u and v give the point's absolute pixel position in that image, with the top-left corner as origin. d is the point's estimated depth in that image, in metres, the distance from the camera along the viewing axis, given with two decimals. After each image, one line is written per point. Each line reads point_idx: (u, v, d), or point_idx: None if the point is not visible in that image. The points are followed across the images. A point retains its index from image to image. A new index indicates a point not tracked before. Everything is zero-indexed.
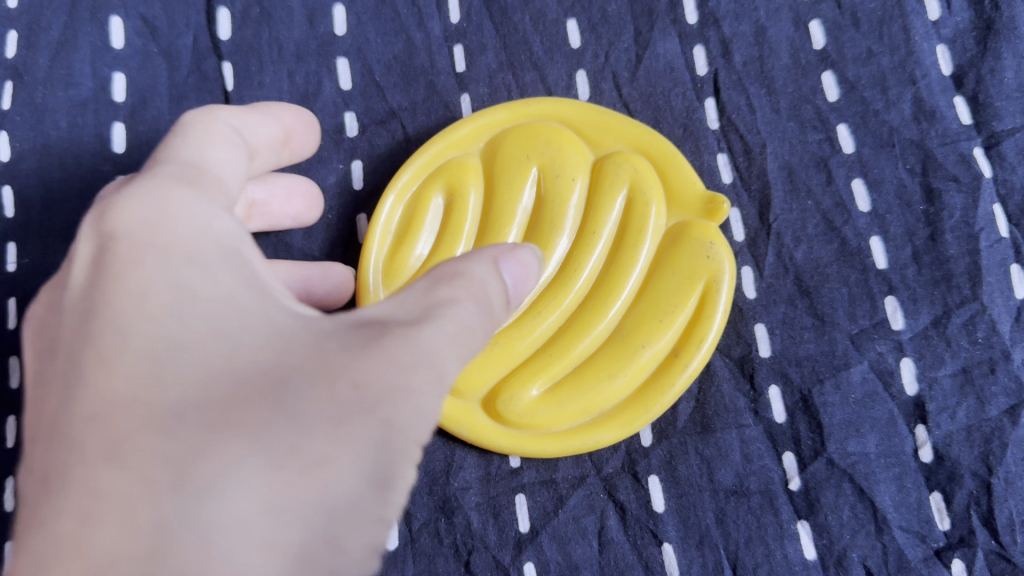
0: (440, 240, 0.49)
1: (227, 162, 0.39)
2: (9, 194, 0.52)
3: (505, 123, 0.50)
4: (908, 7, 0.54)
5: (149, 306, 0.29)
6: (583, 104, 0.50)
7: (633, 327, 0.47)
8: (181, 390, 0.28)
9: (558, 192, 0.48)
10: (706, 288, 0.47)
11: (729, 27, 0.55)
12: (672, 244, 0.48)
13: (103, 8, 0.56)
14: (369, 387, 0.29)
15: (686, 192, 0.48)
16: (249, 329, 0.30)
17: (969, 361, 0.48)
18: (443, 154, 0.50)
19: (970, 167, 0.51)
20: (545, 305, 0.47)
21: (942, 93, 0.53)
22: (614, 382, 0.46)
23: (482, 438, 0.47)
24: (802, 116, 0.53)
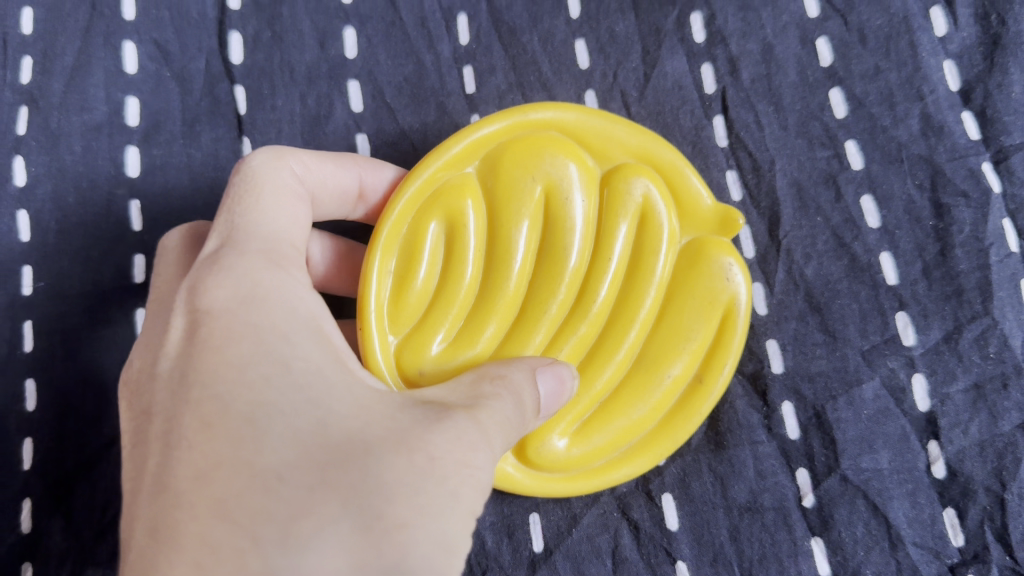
0: (446, 272, 0.47)
1: (293, 217, 0.43)
2: (26, 219, 0.53)
3: (502, 135, 0.47)
4: (915, 23, 0.54)
5: (250, 378, 0.33)
6: (583, 109, 0.48)
7: (655, 357, 0.47)
8: (278, 456, 0.31)
9: (569, 217, 0.47)
10: (724, 312, 0.47)
11: (737, 45, 0.55)
12: (687, 263, 0.48)
13: (116, 34, 0.56)
14: (444, 458, 0.33)
15: (696, 209, 0.48)
16: (338, 402, 0.34)
17: (980, 376, 0.48)
18: (437, 175, 0.47)
19: (979, 182, 0.51)
20: (563, 339, 0.47)
21: (950, 109, 0.53)
22: (639, 414, 0.47)
23: (512, 487, 0.46)
24: (810, 134, 0.53)
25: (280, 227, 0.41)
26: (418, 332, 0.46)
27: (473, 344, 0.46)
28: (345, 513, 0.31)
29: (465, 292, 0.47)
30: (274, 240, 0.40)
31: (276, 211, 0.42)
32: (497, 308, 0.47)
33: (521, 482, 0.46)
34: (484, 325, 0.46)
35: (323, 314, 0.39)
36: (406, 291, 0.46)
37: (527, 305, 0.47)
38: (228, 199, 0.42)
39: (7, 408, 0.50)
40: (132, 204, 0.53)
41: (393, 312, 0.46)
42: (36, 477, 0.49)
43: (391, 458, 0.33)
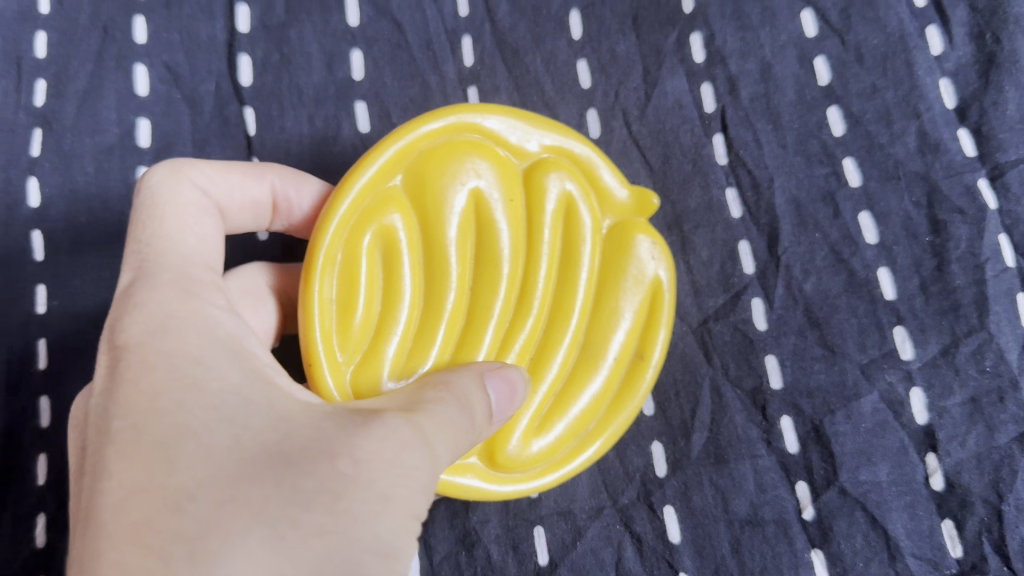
0: (386, 289, 0.45)
1: (199, 234, 0.44)
2: (39, 238, 0.54)
3: (422, 144, 0.46)
4: (911, 43, 0.56)
5: (162, 404, 0.35)
6: (496, 108, 0.46)
7: (597, 343, 0.48)
8: (188, 476, 0.32)
9: (500, 218, 0.46)
10: (655, 289, 0.48)
11: (736, 65, 0.56)
12: (611, 246, 0.49)
13: (127, 56, 0.58)
14: (370, 462, 0.34)
15: (612, 192, 0.49)
16: (257, 417, 0.35)
17: (977, 390, 0.49)
18: (362, 195, 0.44)
19: (975, 198, 0.52)
20: (512, 339, 0.47)
21: (946, 126, 0.54)
22: (588, 401, 0.48)
23: (487, 496, 0.46)
24: (809, 151, 0.54)
25: (187, 247, 0.43)
26: (368, 352, 0.44)
27: (427, 357, 0.45)
28: (258, 523, 0.31)
29: (410, 308, 0.45)
30: (188, 261, 0.42)
31: (183, 230, 0.43)
32: (443, 320, 0.46)
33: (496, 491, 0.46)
34: (434, 334, 0.45)
35: (243, 332, 0.40)
36: (350, 317, 0.44)
37: (469, 308, 0.47)
38: (133, 224, 0.43)
39: (21, 425, 0.51)
40: None
41: (339, 339, 0.44)
42: (50, 491, 0.51)
43: (314, 464, 0.33)
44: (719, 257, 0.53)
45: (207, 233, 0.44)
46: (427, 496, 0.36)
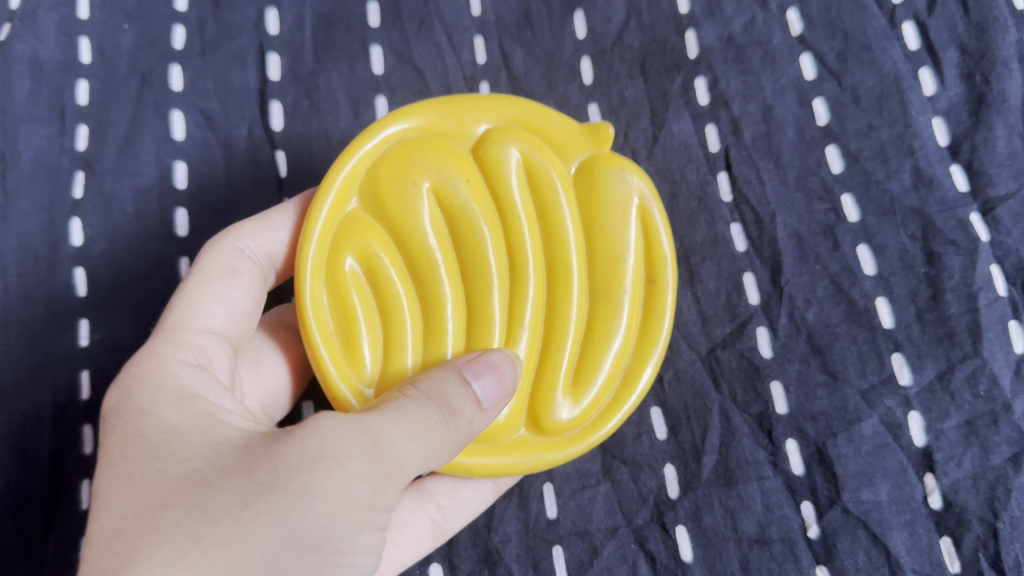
0: (382, 304, 0.48)
1: (227, 298, 0.50)
2: (82, 275, 0.58)
3: (364, 164, 0.49)
4: (905, 84, 0.59)
5: (119, 454, 0.40)
6: (414, 110, 0.49)
7: (605, 293, 0.51)
8: (127, 513, 0.37)
9: (466, 200, 0.49)
10: (642, 215, 0.51)
11: (738, 107, 0.59)
12: (587, 185, 0.51)
13: (165, 103, 0.62)
14: (295, 464, 0.37)
15: (566, 135, 0.51)
16: (194, 445, 0.39)
17: (972, 413, 0.52)
18: (325, 230, 0.48)
19: (968, 231, 0.55)
20: (519, 310, 0.49)
21: (940, 162, 0.57)
22: (613, 346, 0.51)
23: (549, 463, 0.49)
24: (809, 188, 0.57)
25: (211, 313, 0.49)
26: (387, 358, 0.47)
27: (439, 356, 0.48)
28: (175, 539, 0.35)
29: (410, 312, 0.48)
30: (185, 321, 0.48)
31: (205, 292, 0.49)
32: (447, 313, 0.48)
33: (553, 455, 0.49)
34: (446, 320, 0.48)
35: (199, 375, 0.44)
36: (354, 338, 0.47)
37: (470, 290, 0.49)
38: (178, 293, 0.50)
39: (66, 452, 0.56)
40: (181, 262, 0.59)
41: (352, 362, 0.47)
42: None
43: (231, 481, 0.37)
44: (724, 288, 0.56)
45: (234, 296, 0.50)
46: (376, 484, 0.38)
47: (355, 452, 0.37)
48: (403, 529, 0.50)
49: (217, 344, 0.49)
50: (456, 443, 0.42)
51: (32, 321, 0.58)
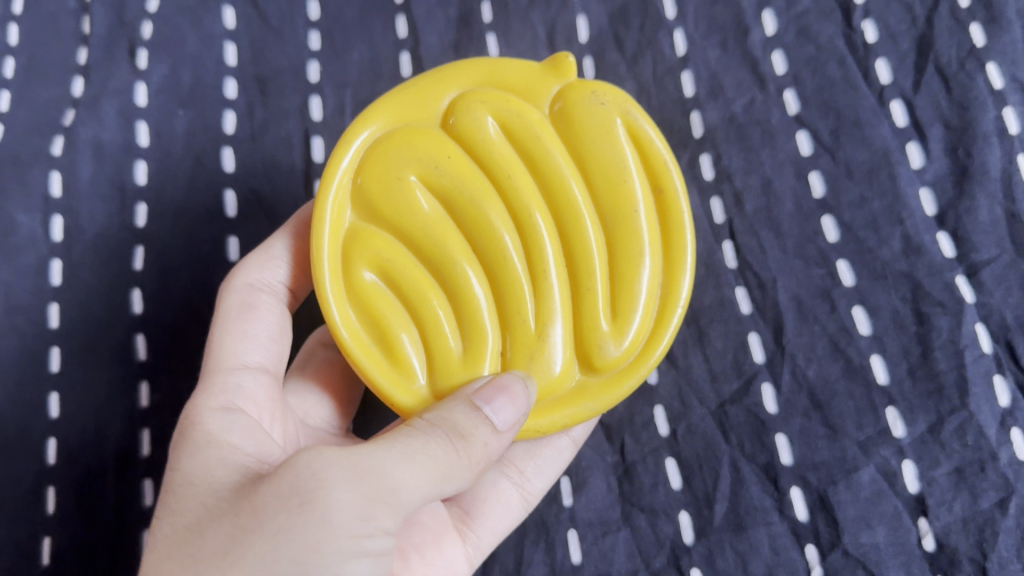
0: (408, 297, 0.55)
1: (247, 330, 0.58)
2: (142, 341, 0.66)
3: (349, 180, 0.56)
4: (894, 158, 0.64)
5: (161, 509, 0.48)
6: (371, 118, 0.56)
7: (620, 225, 0.56)
8: (156, 560, 0.45)
9: (453, 175, 0.55)
10: (630, 130, 0.57)
11: (740, 181, 0.65)
12: (566, 122, 0.57)
13: (217, 184, 0.69)
14: (276, 504, 0.43)
15: (530, 78, 0.57)
16: (203, 494, 0.47)
17: (961, 461, 0.57)
18: (331, 253, 0.55)
19: (954, 292, 0.60)
20: (540, 262, 0.55)
21: (927, 231, 0.62)
22: (642, 269, 0.56)
23: (611, 400, 0.55)
24: (807, 255, 0.62)
25: (232, 346, 0.57)
26: (432, 343, 0.54)
27: (475, 330, 0.54)
28: None
29: (437, 296, 0.55)
30: (216, 363, 0.56)
31: (231, 332, 0.58)
32: (471, 281, 0.55)
33: (613, 393, 0.55)
34: (474, 289, 0.55)
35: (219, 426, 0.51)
36: (392, 340, 0.54)
37: (487, 258, 0.55)
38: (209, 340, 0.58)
39: (129, 503, 0.64)
40: None
41: (400, 368, 0.54)
42: None
43: (221, 528, 0.43)
44: (731, 347, 0.61)
45: (253, 326, 0.59)
46: (359, 510, 0.43)
47: (330, 485, 0.43)
48: (490, 499, 0.58)
49: (245, 377, 0.56)
50: (465, 464, 0.47)
51: (95, 382, 0.65)
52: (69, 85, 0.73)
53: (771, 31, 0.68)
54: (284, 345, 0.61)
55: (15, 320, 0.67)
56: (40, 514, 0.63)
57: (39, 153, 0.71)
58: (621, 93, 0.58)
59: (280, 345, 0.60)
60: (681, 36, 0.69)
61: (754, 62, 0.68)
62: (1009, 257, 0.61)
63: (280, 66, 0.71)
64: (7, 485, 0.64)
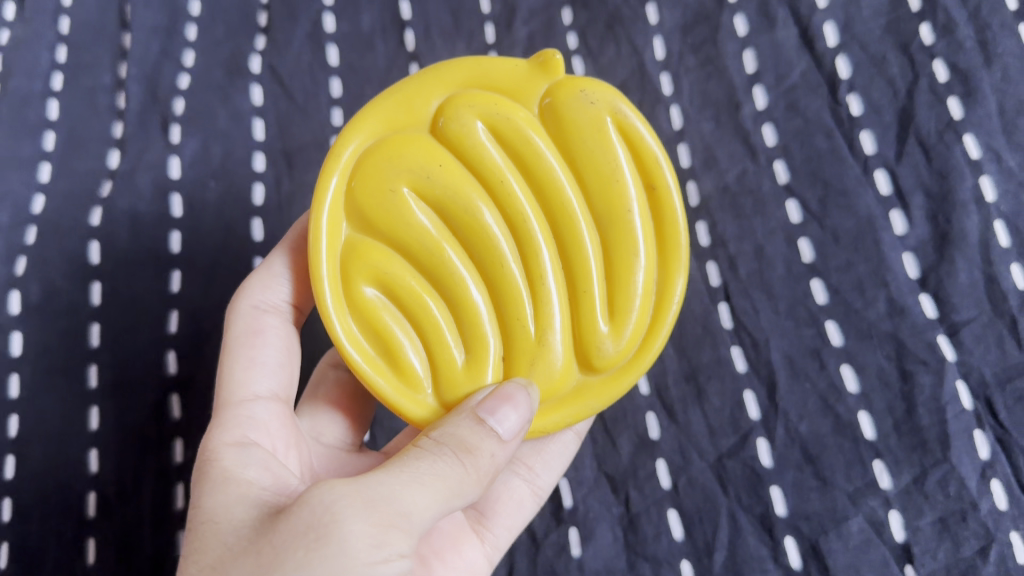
0: (409, 307, 0.59)
1: (257, 356, 0.63)
2: (177, 400, 0.73)
3: (342, 194, 0.60)
4: (878, 225, 0.69)
5: (184, 555, 0.51)
6: (357, 134, 0.60)
7: (615, 225, 0.61)
8: None
9: (445, 183, 0.59)
10: (619, 125, 0.61)
11: (734, 247, 0.70)
12: (554, 121, 0.60)
13: (247, 253, 0.77)
14: (294, 541, 0.45)
15: (516, 78, 0.61)
16: (223, 534, 0.49)
17: (945, 511, 0.62)
18: (331, 271, 0.59)
19: (935, 351, 0.65)
20: (537, 265, 0.60)
21: (910, 293, 0.67)
22: (638, 267, 0.61)
23: (612, 398, 0.61)
24: (798, 317, 0.67)
25: (243, 373, 0.61)
26: (435, 350, 0.59)
27: (476, 335, 0.59)
28: None
29: (435, 302, 0.59)
30: (230, 394, 0.60)
31: (242, 357, 0.62)
32: (470, 287, 0.60)
33: (612, 390, 0.61)
34: (474, 295, 0.60)
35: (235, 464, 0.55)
36: (396, 350, 0.59)
37: (484, 263, 0.60)
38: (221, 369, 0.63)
39: (165, 553, 0.70)
40: None
41: (405, 378, 0.59)
42: None
43: (244, 566, 0.46)
44: (729, 403, 0.66)
45: (263, 350, 0.63)
46: (373, 537, 0.46)
47: (343, 517, 0.46)
48: (503, 498, 0.63)
49: (257, 404, 0.60)
50: (468, 484, 0.51)
51: (130, 440, 0.71)
52: (105, 159, 0.80)
53: (761, 105, 0.74)
54: (291, 363, 0.65)
55: (54, 379, 0.73)
56: (80, 565, 0.69)
57: (78, 225, 0.77)
58: (608, 89, 0.61)
59: (289, 362, 0.65)
60: (676, 111, 0.75)
61: (745, 135, 0.74)
62: (987, 317, 0.66)
63: (305, 139, 0.79)
64: (48, 539, 0.69)
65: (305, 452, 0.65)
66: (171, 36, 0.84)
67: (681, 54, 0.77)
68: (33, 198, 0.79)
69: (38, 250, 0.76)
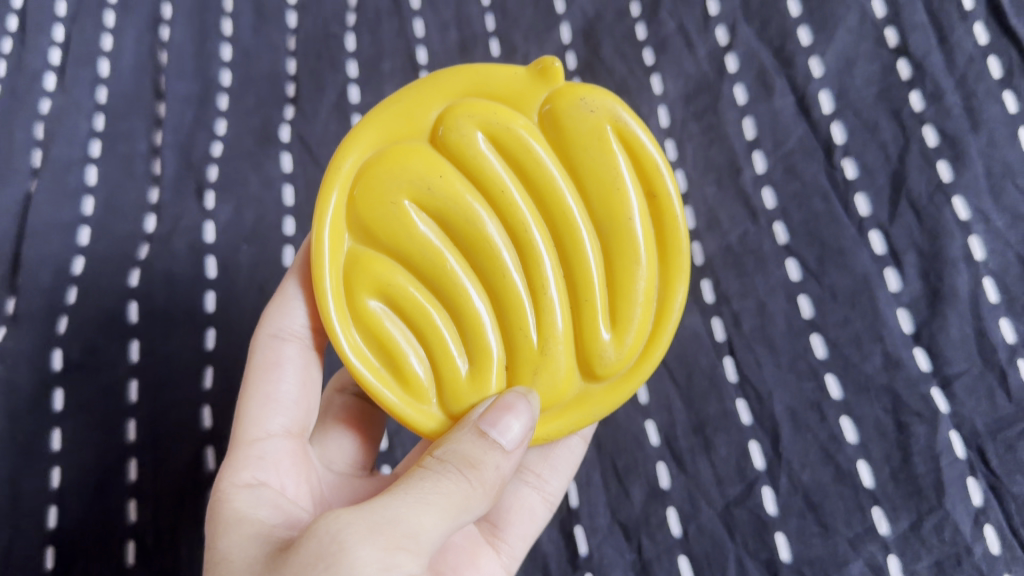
0: (414, 320, 0.63)
1: (274, 391, 0.67)
2: (212, 454, 0.78)
3: (346, 209, 0.64)
4: (874, 283, 0.73)
5: None
6: (356, 152, 0.64)
7: (616, 234, 0.64)
8: None
9: (445, 194, 0.63)
10: (619, 132, 0.64)
11: (738, 303, 0.75)
12: (554, 129, 0.64)
13: None
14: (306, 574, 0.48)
15: (517, 89, 0.65)
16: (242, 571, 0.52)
17: (941, 555, 0.65)
18: (334, 289, 0.63)
19: (929, 403, 0.69)
20: (539, 273, 0.64)
21: (905, 347, 0.71)
22: (638, 275, 0.64)
23: (613, 403, 0.65)
24: (799, 370, 0.71)
25: (258, 410, 0.65)
26: (441, 360, 0.63)
27: (479, 345, 0.63)
28: None
29: (439, 313, 0.64)
30: (244, 432, 0.65)
31: (260, 393, 0.66)
32: (473, 297, 0.64)
33: (615, 398, 0.65)
34: (478, 306, 0.64)
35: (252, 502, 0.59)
36: (401, 361, 0.63)
37: (488, 274, 0.64)
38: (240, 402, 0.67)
39: None
40: None
41: (410, 387, 0.63)
42: None
43: None
44: (735, 453, 0.70)
45: (279, 385, 0.67)
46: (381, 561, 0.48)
47: (348, 544, 0.48)
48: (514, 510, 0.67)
49: (270, 442, 0.65)
50: (470, 499, 0.54)
51: (169, 491, 0.76)
52: (142, 223, 0.85)
53: (760, 169, 0.79)
54: (308, 392, 0.69)
55: (95, 433, 0.77)
56: None
57: (116, 285, 0.82)
58: (607, 96, 0.64)
59: (305, 391, 0.69)
60: (681, 175, 0.80)
61: (746, 197, 0.78)
62: (978, 370, 0.70)
63: None
64: None
65: (316, 484, 0.69)
66: (204, 105, 0.90)
67: (684, 121, 0.83)
68: (74, 259, 0.83)
69: (79, 308, 0.81)
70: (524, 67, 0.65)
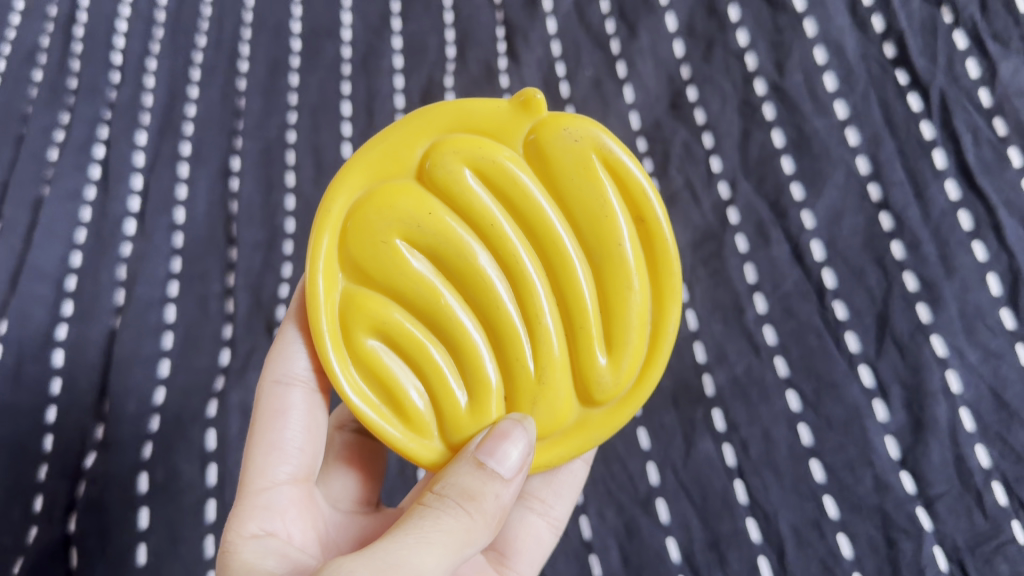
0: (412, 355, 0.74)
1: (280, 438, 0.76)
2: None
3: (339, 254, 0.74)
4: (864, 413, 0.84)
5: None
6: (345, 200, 0.74)
7: (606, 264, 0.75)
8: None
9: (438, 228, 0.73)
10: (601, 160, 0.74)
11: (746, 431, 0.85)
12: (538, 161, 0.75)
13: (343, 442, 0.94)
14: None
15: (503, 123, 0.75)
16: None
17: None
18: (331, 333, 0.73)
19: (915, 521, 0.79)
20: (535, 302, 0.75)
21: (892, 471, 0.81)
22: (632, 295, 0.76)
23: (614, 427, 0.77)
24: (800, 492, 0.82)
25: (264, 459, 0.75)
26: (442, 394, 0.74)
27: (475, 381, 0.74)
28: None
29: (436, 348, 0.74)
30: (253, 482, 0.74)
31: (267, 439, 0.76)
32: (473, 328, 0.75)
33: (615, 423, 0.77)
34: (473, 336, 0.74)
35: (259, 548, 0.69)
36: (401, 397, 0.74)
37: (482, 306, 0.74)
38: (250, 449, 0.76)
39: None
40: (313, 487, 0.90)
41: (410, 420, 0.74)
42: None
43: None
44: (746, 568, 0.80)
45: (285, 430, 0.76)
46: None
47: None
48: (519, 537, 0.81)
49: (277, 489, 0.75)
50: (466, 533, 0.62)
51: None
52: (217, 357, 0.97)
53: (762, 309, 0.90)
54: (311, 437, 0.78)
55: (178, 549, 0.88)
56: None
57: (197, 415, 0.94)
58: (589, 126, 0.75)
59: (309, 435, 0.78)
60: (692, 315, 0.92)
61: (750, 334, 0.89)
62: (957, 491, 0.80)
63: None
64: None
65: (320, 526, 0.79)
66: (271, 250, 1.02)
67: (693, 267, 0.94)
68: (154, 390, 0.95)
69: (161, 435, 0.92)
70: (506, 101, 0.75)
